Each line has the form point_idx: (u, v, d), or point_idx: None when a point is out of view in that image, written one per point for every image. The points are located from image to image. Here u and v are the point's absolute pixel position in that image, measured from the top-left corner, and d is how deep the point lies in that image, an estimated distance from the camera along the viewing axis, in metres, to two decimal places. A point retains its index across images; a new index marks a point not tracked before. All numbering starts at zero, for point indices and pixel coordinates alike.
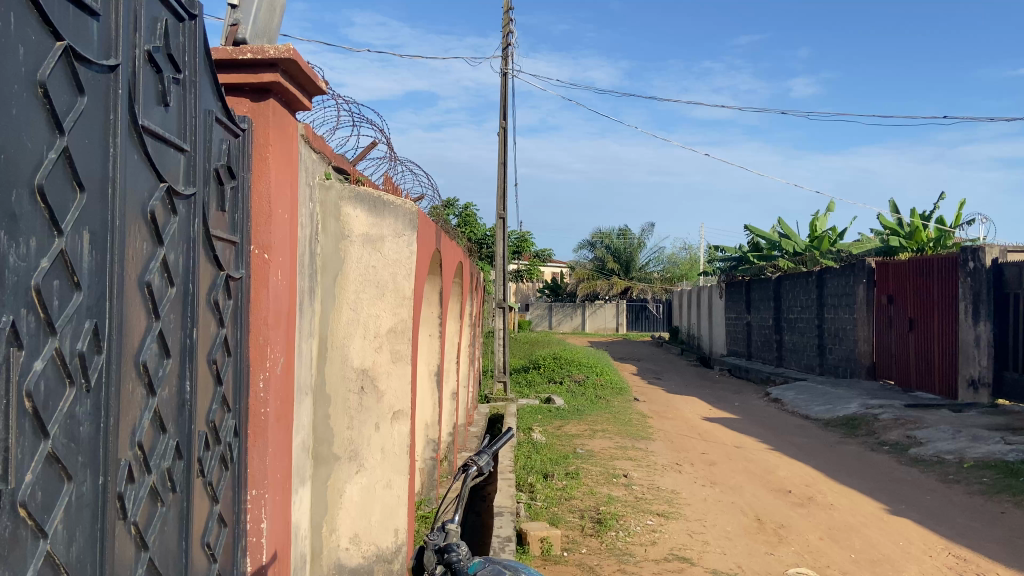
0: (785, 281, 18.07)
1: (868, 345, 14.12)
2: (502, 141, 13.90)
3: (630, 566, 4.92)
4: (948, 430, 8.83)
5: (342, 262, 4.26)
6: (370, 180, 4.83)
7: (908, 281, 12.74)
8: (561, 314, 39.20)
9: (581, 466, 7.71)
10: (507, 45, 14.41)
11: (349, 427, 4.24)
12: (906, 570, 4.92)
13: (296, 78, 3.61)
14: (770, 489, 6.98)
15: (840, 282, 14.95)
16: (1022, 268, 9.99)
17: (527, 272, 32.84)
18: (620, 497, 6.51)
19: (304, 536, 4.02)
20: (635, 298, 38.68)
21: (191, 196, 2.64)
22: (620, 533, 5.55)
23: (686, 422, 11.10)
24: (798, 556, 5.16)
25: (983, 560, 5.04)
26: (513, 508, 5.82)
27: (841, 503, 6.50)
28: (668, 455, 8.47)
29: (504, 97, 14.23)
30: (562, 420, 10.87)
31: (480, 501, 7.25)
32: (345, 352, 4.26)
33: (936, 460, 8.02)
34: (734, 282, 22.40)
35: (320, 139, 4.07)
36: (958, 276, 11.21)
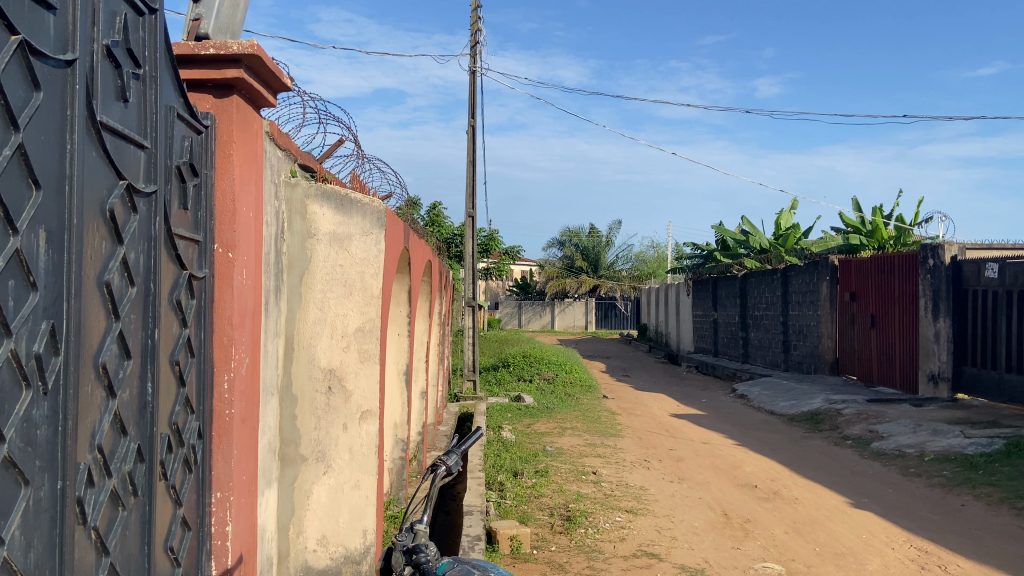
0: (751, 279, 18.31)
1: (831, 341, 14.36)
2: (470, 139, 13.83)
3: (599, 563, 4.94)
4: (909, 424, 9.01)
5: (308, 262, 4.21)
6: (337, 178, 4.78)
7: (871, 278, 12.97)
8: (530, 313, 39.28)
9: (550, 463, 7.72)
10: (476, 42, 14.34)
11: (317, 428, 4.19)
12: (869, 562, 5.00)
13: (260, 74, 3.57)
14: (737, 484, 7.07)
15: (805, 280, 15.18)
16: (979, 266, 10.24)
17: (496, 271, 32.78)
18: (589, 494, 6.54)
19: (270, 539, 3.96)
20: (603, 296, 38.94)
21: (152, 193, 2.59)
22: (589, 530, 5.57)
23: (654, 419, 11.18)
24: (764, 551, 5.23)
25: (943, 552, 5.15)
26: (482, 507, 5.80)
27: (805, 497, 6.59)
28: (637, 452, 8.52)
29: (473, 95, 14.16)
30: (531, 418, 10.88)
31: (450, 500, 7.23)
32: (312, 352, 4.21)
33: (898, 453, 8.19)
34: (701, 280, 22.63)
35: (285, 136, 4.02)
36: (918, 274, 11.46)
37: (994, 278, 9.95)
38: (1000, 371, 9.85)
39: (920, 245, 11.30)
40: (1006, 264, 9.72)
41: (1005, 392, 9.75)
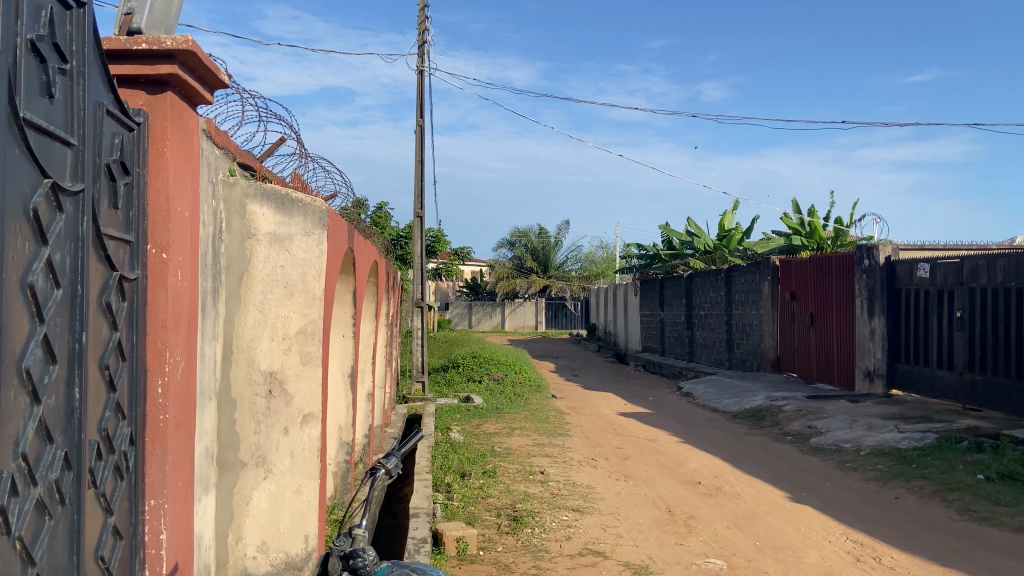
0: (696, 279, 18.64)
1: (773, 339, 14.70)
2: (418, 139, 13.73)
3: (545, 563, 4.95)
4: (846, 419, 9.28)
5: (247, 262, 4.12)
6: (277, 177, 4.70)
7: (810, 278, 13.32)
8: (480, 314, 39.32)
9: (498, 464, 7.72)
10: (423, 42, 14.25)
11: (256, 432, 4.12)
12: (807, 555, 5.13)
13: (194, 70, 3.47)
14: (681, 481, 7.18)
15: (748, 280, 15.51)
16: (911, 266, 10.60)
17: (445, 271, 32.62)
18: (536, 494, 6.56)
19: (207, 547, 3.86)
20: (553, 296, 39.15)
21: (79, 192, 2.50)
22: (536, 530, 5.59)
23: (602, 417, 11.27)
24: (706, 546, 5.32)
25: (877, 544, 5.32)
26: (429, 509, 5.77)
27: (746, 493, 6.73)
28: (584, 451, 8.57)
29: (421, 95, 14.07)
30: (480, 419, 10.85)
31: (397, 502, 7.19)
32: (251, 354, 4.13)
33: (835, 448, 8.43)
34: (648, 280, 22.98)
35: (224, 134, 3.92)
36: (854, 273, 11.80)
37: (925, 278, 10.32)
38: (931, 367, 10.22)
39: (856, 246, 11.66)
40: (937, 264, 10.10)
41: (936, 387, 10.12)
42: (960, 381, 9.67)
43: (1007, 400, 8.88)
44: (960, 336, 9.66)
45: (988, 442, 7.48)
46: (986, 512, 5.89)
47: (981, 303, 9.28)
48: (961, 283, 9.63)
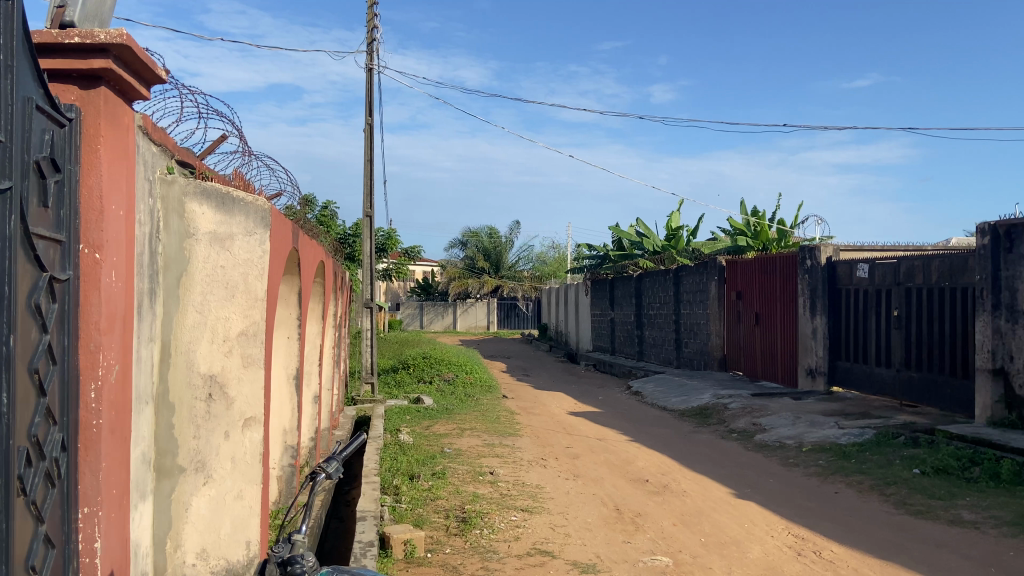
0: (645, 279, 18.87)
1: (720, 338, 14.96)
2: (368, 137, 13.59)
3: (493, 564, 4.95)
4: (789, 416, 9.50)
5: (186, 263, 4.01)
6: (217, 175, 4.59)
7: (755, 278, 13.58)
8: (432, 314, 39.15)
9: (447, 465, 7.69)
10: (373, 39, 14.09)
11: (195, 437, 4.02)
12: (750, 550, 5.22)
13: (129, 65, 3.35)
14: (629, 479, 7.25)
15: (695, 280, 15.77)
16: (851, 266, 10.90)
17: (396, 271, 32.37)
18: (485, 494, 6.56)
19: (144, 555, 3.75)
20: (505, 296, 39.20)
21: (7, 190, 2.40)
22: (484, 531, 5.58)
23: (552, 417, 11.32)
24: (652, 543, 5.38)
25: (817, 538, 5.45)
26: (377, 512, 5.71)
27: (692, 490, 6.83)
28: (534, 451, 8.59)
29: (370, 93, 13.92)
30: (430, 420, 10.79)
31: (344, 506, 7.12)
32: (190, 358, 4.02)
33: (779, 444, 8.61)
34: (598, 280, 23.19)
35: (161, 130, 3.80)
36: (797, 273, 12.09)
37: (865, 278, 10.62)
38: (871, 364, 10.53)
39: (799, 247, 11.93)
40: (875, 265, 10.39)
41: (876, 384, 10.43)
42: (897, 378, 9.98)
43: (941, 396, 9.19)
44: (897, 334, 9.96)
45: (923, 437, 7.74)
46: (921, 506, 6.08)
47: (917, 302, 9.59)
48: (898, 282, 9.93)
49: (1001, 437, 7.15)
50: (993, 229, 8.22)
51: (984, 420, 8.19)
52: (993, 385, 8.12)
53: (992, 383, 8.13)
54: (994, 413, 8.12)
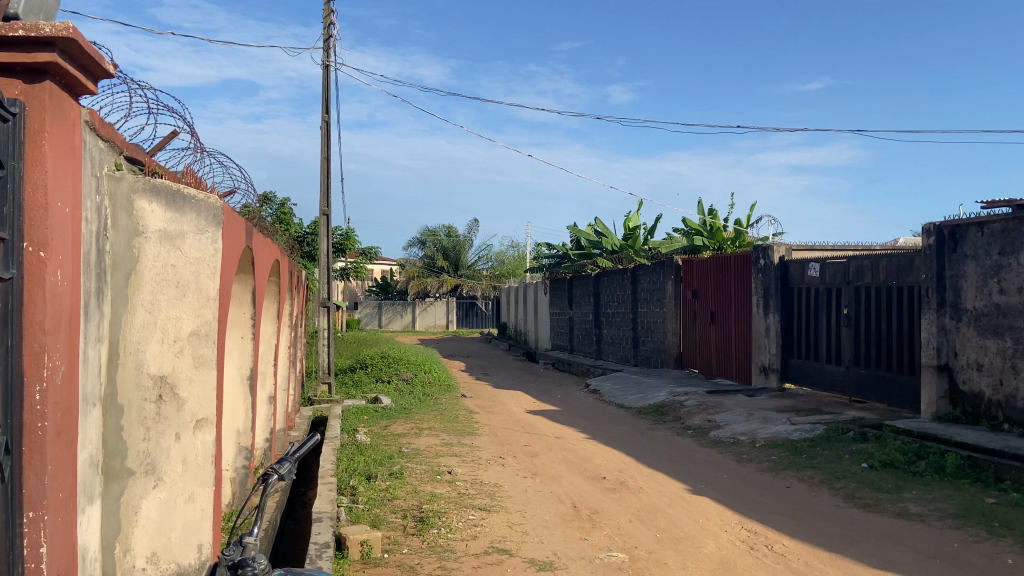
0: (603, 278, 19.02)
1: (676, 337, 15.15)
2: (324, 135, 13.43)
3: (450, 563, 4.94)
4: (743, 413, 9.67)
5: (135, 262, 3.92)
6: (167, 172, 4.49)
7: (710, 277, 13.79)
8: (390, 313, 38.91)
9: (405, 465, 7.66)
10: (329, 35, 13.92)
11: (145, 439, 3.94)
12: (704, 545, 5.31)
13: (76, 59, 3.26)
14: (586, 476, 7.30)
15: (652, 279, 15.96)
16: (803, 265, 11.14)
17: (354, 270, 32.04)
18: (443, 494, 6.54)
19: (93, 559, 3.66)
20: (464, 296, 39.17)
21: None
22: (441, 530, 5.57)
23: (511, 416, 11.34)
24: (609, 540, 5.43)
25: (770, 532, 5.56)
26: (333, 513, 5.65)
27: (648, 486, 6.91)
28: (492, 450, 8.59)
29: (327, 90, 13.73)
30: (388, 420, 10.72)
31: (300, 507, 7.03)
32: (140, 358, 3.94)
33: (732, 440, 8.76)
34: (556, 279, 23.30)
35: (108, 126, 3.71)
36: (751, 273, 12.32)
37: (816, 277, 10.86)
38: (821, 361, 10.78)
39: (753, 246, 12.15)
40: (826, 264, 10.63)
41: (826, 380, 10.67)
42: (847, 375, 10.23)
43: (889, 392, 9.44)
44: (847, 332, 10.21)
45: (872, 432, 7.96)
46: (869, 499, 6.25)
47: (866, 301, 9.84)
48: (848, 281, 10.17)
49: (945, 432, 7.40)
50: (938, 230, 8.47)
51: (929, 415, 8.45)
52: (938, 382, 8.38)
53: (937, 379, 8.39)
54: (939, 408, 8.39)
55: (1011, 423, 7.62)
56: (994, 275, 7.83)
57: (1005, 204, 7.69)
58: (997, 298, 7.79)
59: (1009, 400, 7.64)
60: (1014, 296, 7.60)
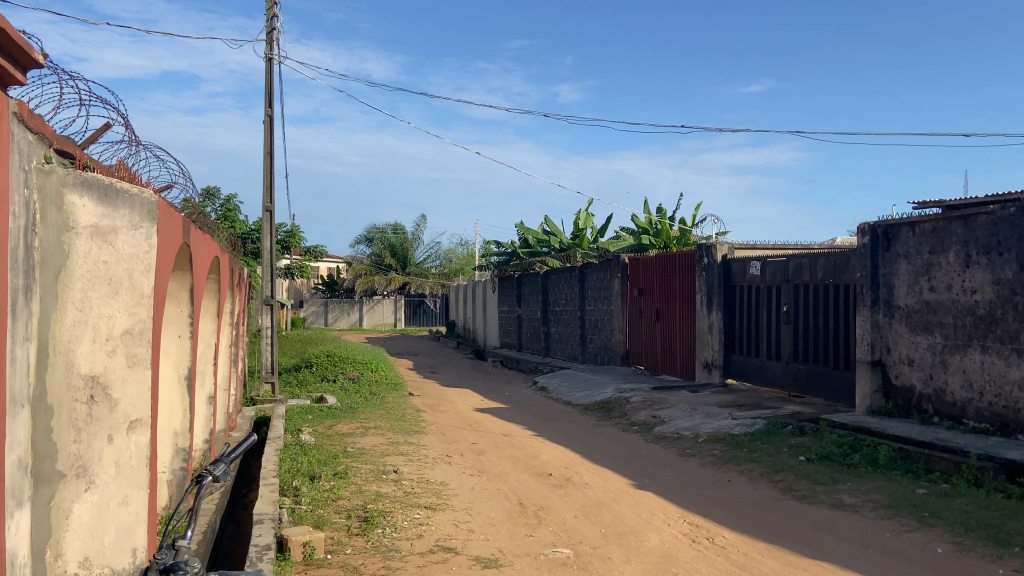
0: (551, 276, 19.14)
1: (623, 334, 15.33)
2: (268, 129, 13.17)
3: (395, 563, 4.90)
4: (686, 408, 9.84)
5: (65, 258, 3.77)
6: (99, 166, 4.34)
7: (655, 275, 13.98)
8: (337, 311, 38.39)
9: (350, 464, 7.57)
10: (272, 28, 13.64)
11: (76, 441, 3.80)
12: (647, 539, 5.38)
13: (3, 47, 3.11)
14: (533, 473, 7.33)
15: (599, 277, 16.13)
16: (744, 263, 11.40)
17: (299, 268, 31.49)
18: (388, 493, 6.48)
19: (22, 565, 3.52)
20: (413, 294, 39.13)
21: None
22: (386, 530, 5.52)
23: (458, 414, 11.30)
24: (554, 536, 5.46)
25: (711, 525, 5.67)
26: (274, 515, 5.55)
27: (594, 482, 6.97)
28: (439, 448, 8.56)
29: (270, 83, 13.46)
30: (333, 419, 10.58)
31: (240, 509, 6.90)
32: (70, 357, 3.80)
33: (676, 435, 8.90)
34: (505, 277, 23.36)
35: (37, 118, 3.56)
36: (695, 271, 12.53)
37: (757, 275, 11.11)
38: (762, 357, 11.03)
39: (697, 245, 12.37)
40: (767, 262, 10.88)
41: (767, 376, 10.93)
42: (786, 370, 10.49)
43: (826, 386, 9.72)
44: (787, 329, 10.46)
45: (809, 426, 8.18)
46: (806, 491, 6.42)
47: (805, 298, 10.10)
48: (788, 279, 10.43)
49: (878, 425, 7.65)
50: (872, 229, 8.74)
51: (864, 409, 8.71)
52: (872, 376, 8.66)
53: (871, 374, 8.66)
54: (872, 402, 8.66)
55: (940, 416, 7.93)
56: (925, 273, 8.12)
57: (936, 205, 7.98)
58: (928, 295, 8.08)
59: (938, 394, 7.93)
60: (943, 293, 7.88)
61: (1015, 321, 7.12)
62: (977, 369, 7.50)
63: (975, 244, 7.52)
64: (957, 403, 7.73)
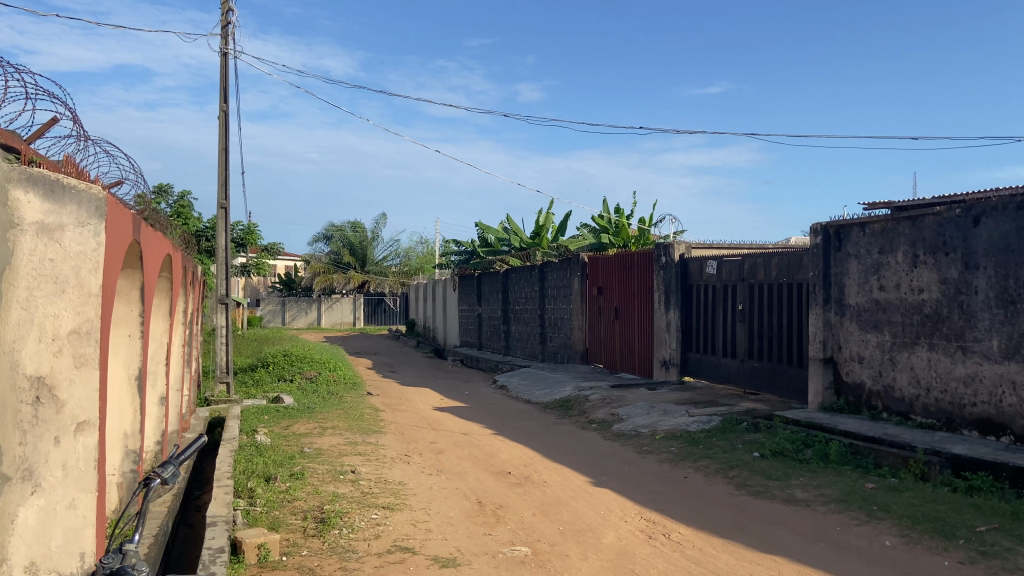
0: (512, 274, 19.17)
1: (582, 332, 15.43)
2: (223, 125, 12.94)
3: (352, 563, 4.85)
4: (644, 406, 9.94)
5: (10, 256, 3.64)
6: (46, 161, 4.21)
7: (614, 274, 14.09)
8: (294, 310, 37.89)
9: (307, 465, 7.48)
10: (228, 22, 13.39)
11: (21, 443, 3.69)
12: (605, 536, 5.42)
13: None
14: (492, 472, 7.33)
15: (559, 276, 16.21)
16: (701, 263, 11.55)
17: (255, 265, 30.98)
18: (346, 494, 6.42)
19: None
20: (372, 292, 39.12)
21: None
22: (343, 530, 5.47)
23: (416, 413, 11.24)
24: (513, 534, 5.47)
25: (667, 522, 5.73)
26: (228, 517, 5.45)
27: (553, 480, 7.00)
28: (398, 447, 8.50)
29: (225, 78, 13.23)
30: (289, 419, 10.44)
31: (193, 512, 6.78)
32: (15, 358, 3.68)
33: (634, 433, 8.99)
34: (465, 276, 23.33)
35: None
36: (654, 270, 12.66)
37: (713, 274, 11.28)
38: (718, 355, 11.20)
39: (655, 245, 12.50)
40: (722, 262, 11.05)
41: (722, 373, 11.10)
42: (741, 368, 10.67)
43: (780, 383, 9.91)
44: (742, 327, 10.64)
45: (763, 423, 8.34)
46: (760, 487, 6.54)
47: (759, 297, 10.28)
48: (743, 279, 10.60)
49: (829, 421, 7.83)
50: (825, 229, 8.93)
51: (816, 406, 8.90)
52: (824, 373, 8.85)
53: (822, 371, 8.86)
54: (824, 399, 8.85)
55: (889, 412, 8.14)
56: (874, 272, 8.32)
57: (885, 206, 8.19)
58: (877, 294, 8.29)
59: (887, 390, 8.14)
60: (892, 292, 8.09)
61: (960, 319, 7.34)
62: (924, 366, 7.72)
63: (923, 244, 7.73)
64: (905, 399, 7.95)
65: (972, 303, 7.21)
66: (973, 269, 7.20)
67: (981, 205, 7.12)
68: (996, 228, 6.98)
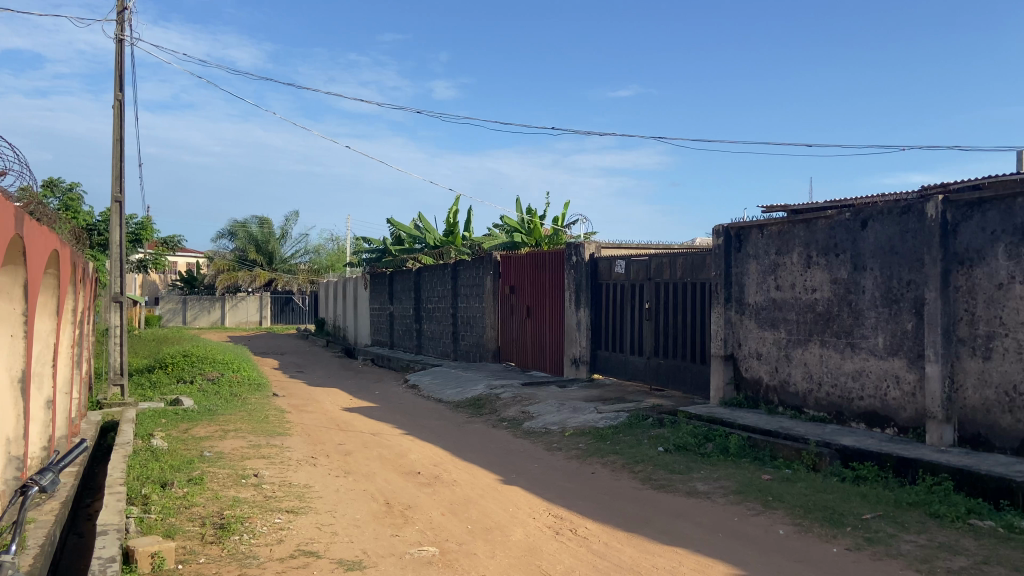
0: (424, 273, 19.03)
1: (494, 331, 15.47)
2: (117, 115, 12.30)
3: (252, 570, 4.70)
4: (554, 403, 10.05)
5: None
6: None
7: (526, 273, 14.20)
8: (195, 309, 36.40)
9: (206, 469, 7.21)
10: (123, 7, 12.72)
11: None
12: (512, 533, 5.45)
13: None
14: (401, 472, 7.26)
15: (472, 274, 16.21)
16: (611, 262, 11.79)
17: (154, 261, 29.56)
18: (247, 498, 6.21)
19: None
20: (279, 291, 37.97)
21: None
22: (244, 536, 5.29)
23: (324, 414, 11.00)
24: (420, 534, 5.43)
25: (574, 517, 5.81)
26: (120, 525, 5.19)
27: (462, 479, 6.99)
28: (304, 450, 8.29)
29: (121, 66, 12.58)
30: (189, 423, 10.01)
31: (81, 521, 6.43)
32: None
33: (544, 430, 9.08)
34: (376, 275, 23.03)
35: None
36: (564, 269, 12.82)
37: (621, 273, 11.53)
38: (626, 352, 11.45)
39: (566, 244, 12.66)
40: (630, 262, 11.31)
41: (630, 371, 11.35)
42: (647, 365, 10.94)
43: (684, 380, 10.22)
44: (648, 325, 10.91)
45: (668, 418, 8.56)
46: (664, 480, 6.72)
47: (665, 296, 10.57)
48: (649, 278, 10.88)
49: (730, 416, 8.13)
50: (726, 231, 9.25)
51: (717, 401, 9.21)
52: (725, 370, 9.18)
53: (723, 367, 9.19)
54: (725, 394, 9.18)
55: (784, 405, 8.52)
56: (772, 273, 8.69)
57: (782, 209, 8.55)
58: (774, 293, 8.66)
59: (783, 385, 8.52)
60: (788, 292, 8.48)
61: (849, 318, 7.75)
62: (816, 362, 8.11)
63: (815, 246, 8.13)
64: (798, 393, 8.34)
65: (859, 302, 7.64)
66: (860, 270, 7.62)
67: (868, 209, 7.54)
68: (882, 232, 7.40)
